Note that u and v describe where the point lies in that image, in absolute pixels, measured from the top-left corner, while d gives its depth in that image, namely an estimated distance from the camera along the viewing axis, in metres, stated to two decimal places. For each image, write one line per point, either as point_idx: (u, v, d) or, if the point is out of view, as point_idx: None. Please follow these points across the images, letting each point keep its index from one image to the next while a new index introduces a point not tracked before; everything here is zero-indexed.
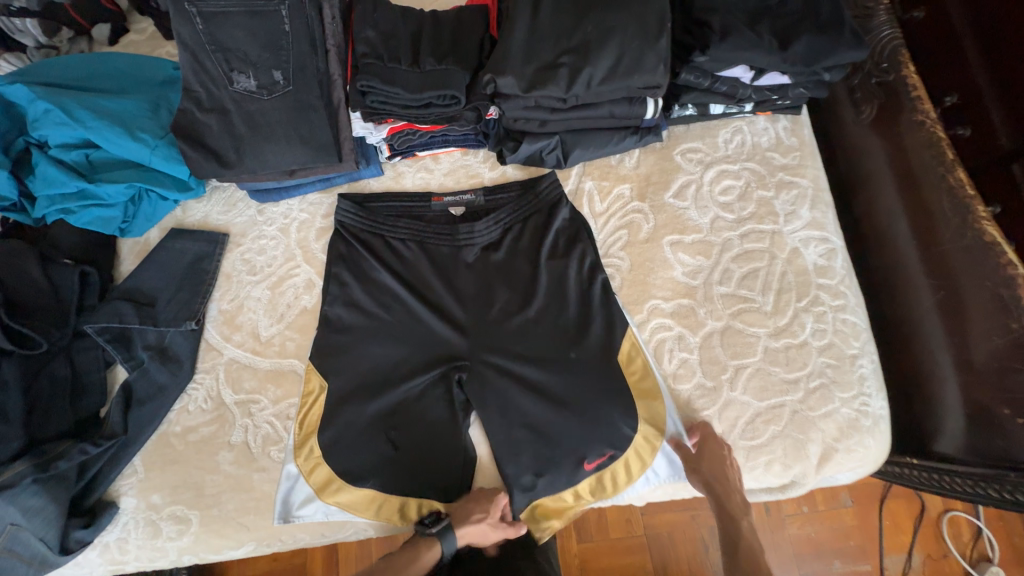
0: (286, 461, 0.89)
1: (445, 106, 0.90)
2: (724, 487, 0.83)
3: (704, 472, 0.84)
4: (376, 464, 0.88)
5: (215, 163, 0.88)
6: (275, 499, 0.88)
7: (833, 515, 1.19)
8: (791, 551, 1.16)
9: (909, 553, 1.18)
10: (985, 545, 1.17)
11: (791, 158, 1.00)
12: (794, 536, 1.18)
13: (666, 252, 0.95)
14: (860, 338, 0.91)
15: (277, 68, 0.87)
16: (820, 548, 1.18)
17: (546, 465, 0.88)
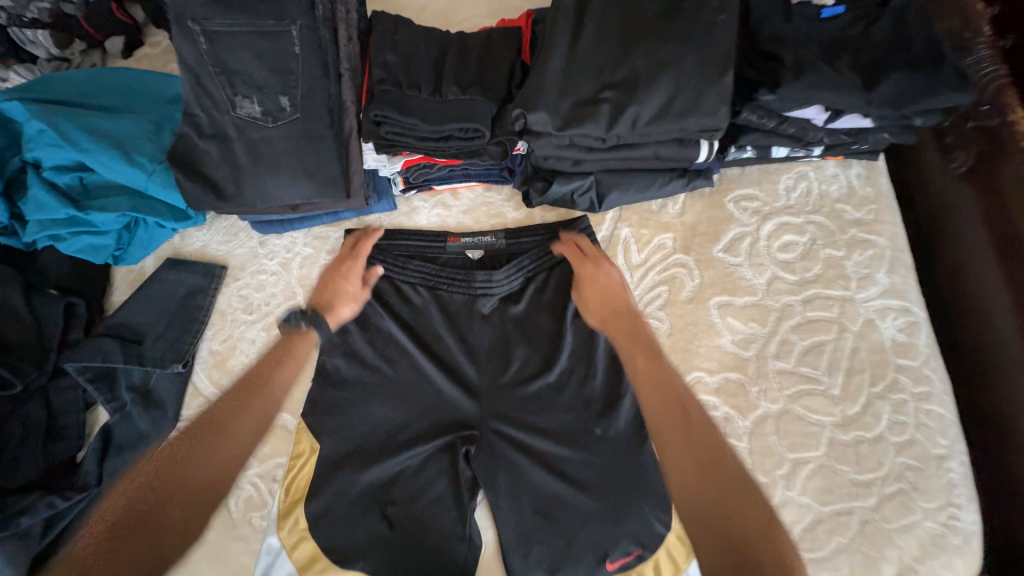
0: (268, 532, 0.78)
1: (466, 139, 0.80)
2: (616, 313, 0.81)
3: (590, 303, 0.82)
4: (368, 544, 0.76)
5: (213, 194, 0.81)
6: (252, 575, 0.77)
7: None
8: None
9: None
10: None
11: (865, 212, 0.85)
12: None
13: (712, 315, 0.82)
14: (948, 435, 0.75)
15: (285, 93, 0.79)
16: None
17: (561, 562, 0.75)
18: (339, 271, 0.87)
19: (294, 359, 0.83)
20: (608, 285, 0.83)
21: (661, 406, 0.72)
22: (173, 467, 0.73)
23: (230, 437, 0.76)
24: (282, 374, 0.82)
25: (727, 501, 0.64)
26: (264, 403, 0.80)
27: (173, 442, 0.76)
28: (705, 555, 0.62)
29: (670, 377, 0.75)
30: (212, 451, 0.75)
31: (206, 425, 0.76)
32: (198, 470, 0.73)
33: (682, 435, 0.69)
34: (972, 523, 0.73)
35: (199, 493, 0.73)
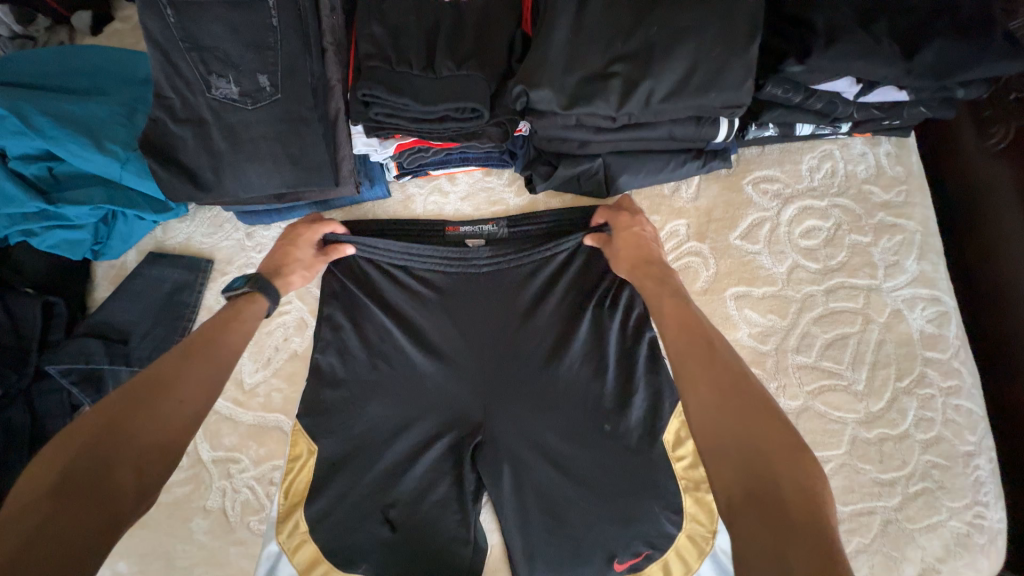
0: (267, 537, 0.75)
1: (463, 120, 0.74)
2: (645, 260, 0.73)
3: (619, 252, 0.75)
4: (371, 547, 0.73)
5: (190, 184, 0.75)
6: None
7: None
8: None
9: None
10: None
11: (894, 194, 0.79)
12: None
13: (728, 306, 0.77)
14: (977, 431, 0.71)
15: (263, 71, 0.72)
16: None
17: (565, 561, 0.73)
18: (289, 239, 0.81)
19: (237, 322, 0.69)
20: (639, 239, 0.75)
21: (680, 345, 0.60)
22: (110, 437, 0.52)
23: (187, 396, 0.59)
24: (226, 338, 0.67)
25: (761, 444, 0.49)
26: (220, 364, 0.64)
27: (89, 415, 0.54)
28: (725, 503, 0.48)
29: (694, 317, 0.63)
30: (163, 414, 0.56)
31: (146, 386, 0.57)
32: (140, 439, 0.54)
33: (700, 375, 0.56)
34: (998, 522, 0.70)
35: (141, 469, 0.52)
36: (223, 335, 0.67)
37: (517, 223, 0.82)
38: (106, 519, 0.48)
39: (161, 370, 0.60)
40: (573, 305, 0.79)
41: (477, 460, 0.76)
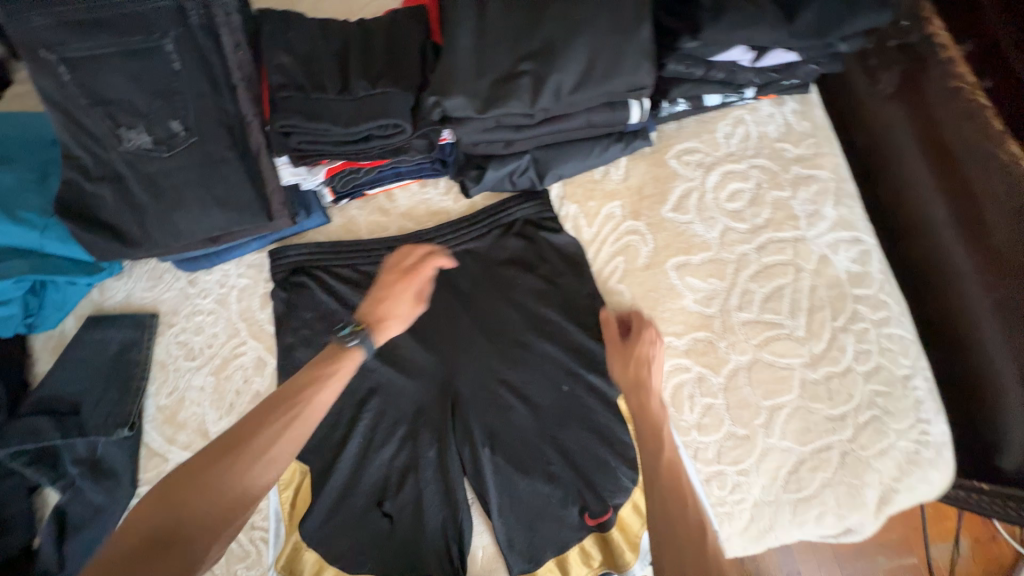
0: (270, 563, 0.76)
1: (388, 136, 0.75)
2: (635, 384, 0.72)
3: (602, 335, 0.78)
4: (371, 547, 0.75)
5: (117, 242, 0.73)
6: None
7: None
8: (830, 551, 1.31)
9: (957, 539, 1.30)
10: None
11: (805, 147, 0.84)
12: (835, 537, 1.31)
13: (672, 277, 0.81)
14: (910, 354, 0.77)
15: (174, 116, 0.70)
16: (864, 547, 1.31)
17: (553, 533, 0.75)
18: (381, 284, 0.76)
19: (331, 379, 0.67)
20: (647, 360, 0.74)
21: (663, 480, 0.64)
22: (201, 492, 0.57)
23: (271, 460, 0.61)
24: (320, 401, 0.65)
25: None
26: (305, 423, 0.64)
27: (187, 465, 0.60)
28: None
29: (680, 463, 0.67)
30: (244, 483, 0.59)
31: (233, 448, 0.60)
32: (209, 507, 0.57)
33: (673, 515, 0.61)
34: (941, 434, 0.76)
35: (200, 547, 0.55)
36: (316, 394, 0.65)
37: (460, 231, 0.84)
38: None
39: (249, 425, 0.62)
40: (525, 302, 0.82)
41: (456, 463, 0.77)
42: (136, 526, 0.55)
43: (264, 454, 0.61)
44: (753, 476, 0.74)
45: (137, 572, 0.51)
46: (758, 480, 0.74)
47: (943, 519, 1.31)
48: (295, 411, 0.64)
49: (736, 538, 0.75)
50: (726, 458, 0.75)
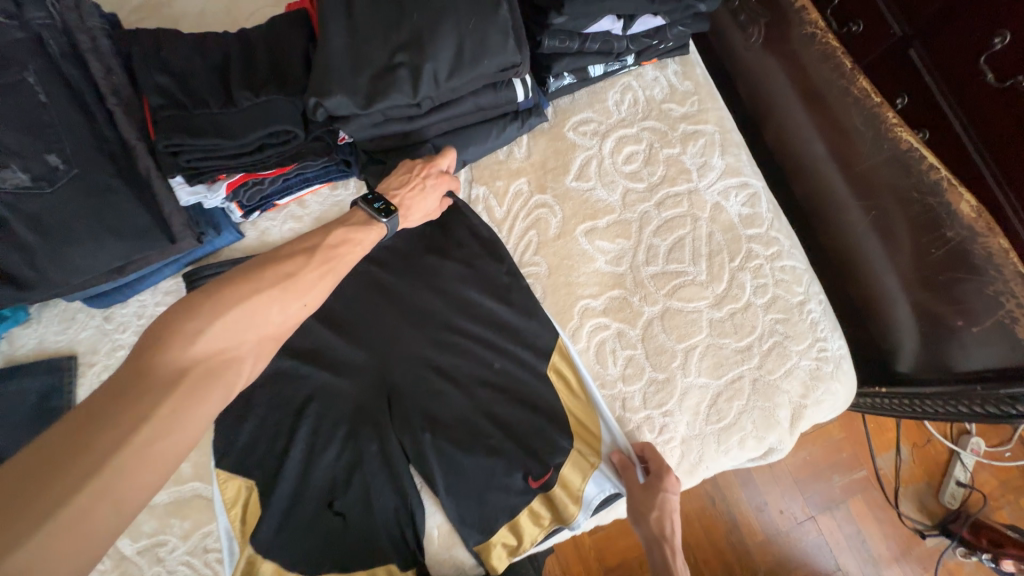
0: None
1: (282, 143, 0.76)
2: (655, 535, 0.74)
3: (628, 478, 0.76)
4: (329, 544, 0.77)
5: (8, 287, 0.70)
6: None
7: (824, 434, 1.50)
8: (790, 478, 1.46)
9: (897, 447, 1.50)
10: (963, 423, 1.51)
11: (689, 105, 0.90)
12: (791, 464, 1.47)
13: (582, 243, 0.85)
14: (803, 282, 0.84)
15: (49, 149, 0.68)
16: (818, 467, 1.48)
17: (504, 501, 0.78)
18: (417, 170, 0.77)
19: (358, 245, 0.71)
20: (666, 506, 0.74)
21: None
22: (243, 315, 0.57)
23: (308, 299, 0.64)
24: (351, 259, 0.69)
25: None
26: (337, 268, 0.67)
27: (231, 288, 0.58)
28: None
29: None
30: (283, 312, 0.61)
31: (279, 284, 0.61)
32: (258, 336, 0.59)
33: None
34: (837, 348, 0.84)
35: (248, 370, 0.58)
36: (351, 252, 0.70)
37: None
38: (209, 408, 0.53)
39: (279, 262, 0.63)
40: (447, 289, 0.84)
41: (401, 451, 0.79)
42: (179, 347, 0.53)
43: (307, 296, 0.63)
44: (678, 414, 0.80)
45: (187, 388, 0.51)
46: (682, 418, 0.80)
47: (886, 433, 1.51)
48: (330, 257, 0.67)
49: None
50: (652, 404, 0.80)
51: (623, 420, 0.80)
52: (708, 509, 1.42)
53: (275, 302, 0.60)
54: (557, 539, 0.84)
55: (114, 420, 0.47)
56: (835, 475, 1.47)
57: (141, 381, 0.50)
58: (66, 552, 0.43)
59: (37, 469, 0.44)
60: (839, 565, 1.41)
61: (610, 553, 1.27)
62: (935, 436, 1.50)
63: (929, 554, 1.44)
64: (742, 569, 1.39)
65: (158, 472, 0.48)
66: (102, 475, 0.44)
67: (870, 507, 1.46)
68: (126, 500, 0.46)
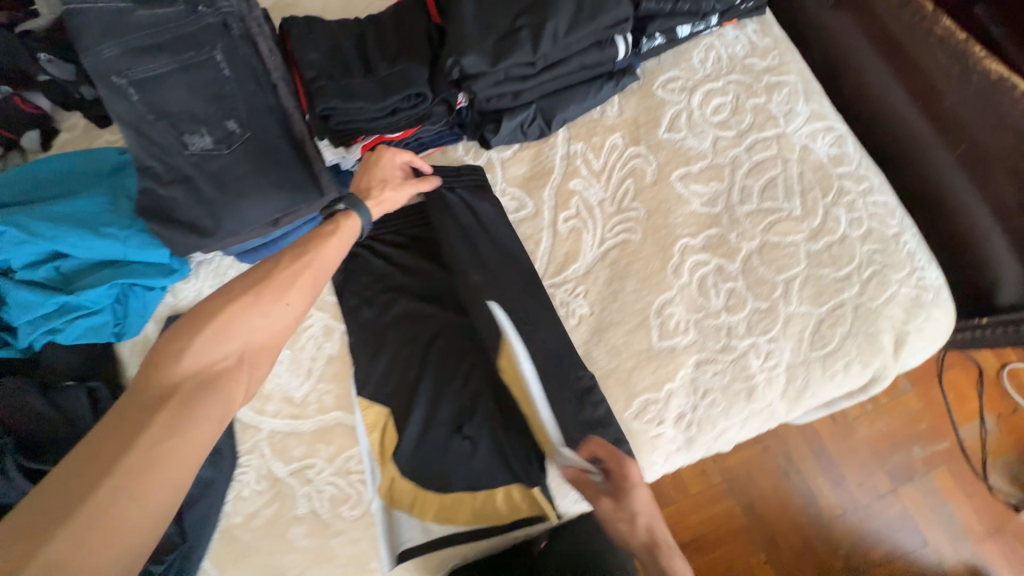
0: (370, 500, 0.84)
1: (412, 106, 0.86)
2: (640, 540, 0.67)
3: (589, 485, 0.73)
4: (459, 464, 0.84)
5: (193, 235, 0.82)
6: (376, 542, 0.83)
7: (899, 406, 1.46)
8: (867, 450, 1.44)
9: (981, 418, 1.45)
10: None
11: (771, 59, 0.96)
12: (866, 436, 1.45)
13: (678, 188, 0.91)
14: (896, 216, 0.88)
15: (229, 117, 0.82)
16: (895, 439, 1.45)
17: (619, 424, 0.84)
18: (365, 164, 0.84)
19: (336, 236, 0.74)
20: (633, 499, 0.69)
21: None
22: (227, 327, 0.63)
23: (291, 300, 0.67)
24: (330, 255, 0.72)
25: None
26: (315, 269, 0.70)
27: (214, 305, 0.64)
28: None
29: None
30: (266, 320, 0.65)
31: (256, 289, 0.66)
32: (244, 343, 0.64)
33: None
34: (936, 279, 0.86)
35: (242, 376, 0.63)
36: (330, 244, 0.73)
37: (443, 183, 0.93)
38: (212, 411, 0.59)
39: (261, 272, 0.68)
40: (473, 262, 0.88)
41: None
42: (169, 365, 0.59)
43: (287, 295, 0.67)
44: (783, 341, 0.84)
45: (183, 397, 0.58)
46: (787, 344, 0.84)
47: (967, 403, 1.46)
48: (304, 255, 0.70)
49: (777, 402, 0.84)
50: (756, 330, 0.85)
51: (729, 347, 0.85)
52: (781, 481, 1.42)
53: (250, 308, 0.64)
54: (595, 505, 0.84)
55: (124, 429, 0.54)
56: (915, 445, 1.44)
57: (142, 396, 0.57)
58: (104, 542, 0.49)
59: (67, 477, 0.51)
60: (927, 540, 1.38)
61: (679, 521, 1.41)
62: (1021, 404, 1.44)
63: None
64: (823, 542, 1.38)
65: (176, 471, 0.54)
66: (115, 478, 0.51)
67: (955, 478, 1.42)
68: (146, 492, 0.52)
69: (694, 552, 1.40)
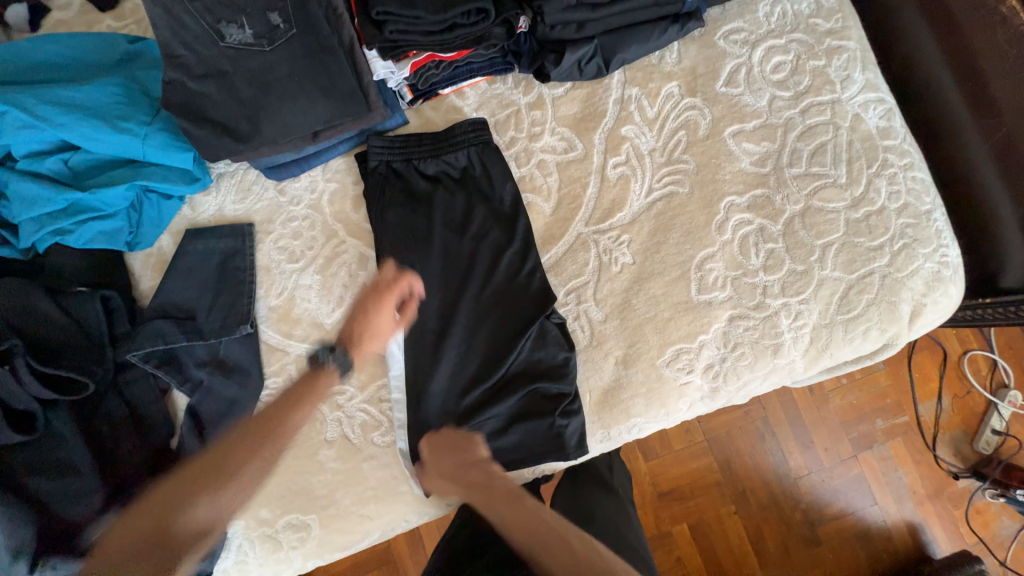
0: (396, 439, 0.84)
1: (471, 24, 0.80)
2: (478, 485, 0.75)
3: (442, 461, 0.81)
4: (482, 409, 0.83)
5: (227, 138, 0.76)
6: (407, 473, 0.85)
7: (870, 380, 1.57)
8: (837, 419, 1.54)
9: (938, 397, 1.56)
10: (1002, 375, 1.55)
11: (834, 22, 0.94)
12: (838, 405, 1.55)
13: (730, 144, 0.91)
14: (930, 193, 0.91)
15: (272, 9, 0.76)
16: (862, 411, 1.56)
17: (648, 371, 0.87)
18: (361, 325, 0.82)
19: (318, 389, 0.81)
20: (451, 448, 0.78)
21: (553, 555, 0.67)
22: (228, 453, 0.74)
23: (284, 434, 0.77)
24: (317, 389, 0.80)
25: None
26: (303, 400, 0.79)
27: (229, 440, 0.76)
28: None
29: (546, 519, 0.71)
30: (263, 447, 0.76)
31: (258, 428, 0.77)
32: (237, 468, 0.74)
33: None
34: (956, 257, 0.91)
35: (227, 492, 0.72)
36: (317, 382, 0.81)
37: (436, 149, 0.90)
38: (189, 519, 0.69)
39: (266, 413, 0.79)
40: (443, 226, 0.89)
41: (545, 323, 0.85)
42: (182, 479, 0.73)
43: (283, 429, 0.78)
44: (812, 303, 0.88)
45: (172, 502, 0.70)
46: (816, 306, 0.88)
47: (929, 382, 1.57)
48: (294, 398, 0.79)
49: (798, 360, 0.88)
50: (790, 291, 0.88)
51: (763, 306, 0.88)
52: (758, 444, 1.52)
53: (245, 439, 0.76)
54: (550, 470, 0.89)
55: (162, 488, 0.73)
56: (878, 418, 1.55)
57: (174, 480, 0.74)
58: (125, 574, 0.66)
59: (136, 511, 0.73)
60: (877, 500, 1.52)
61: (664, 478, 1.51)
62: (976, 388, 1.56)
63: (961, 494, 1.53)
64: (787, 499, 1.51)
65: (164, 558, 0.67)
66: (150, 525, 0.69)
67: (910, 450, 1.54)
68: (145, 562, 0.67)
69: (671, 501, 1.50)
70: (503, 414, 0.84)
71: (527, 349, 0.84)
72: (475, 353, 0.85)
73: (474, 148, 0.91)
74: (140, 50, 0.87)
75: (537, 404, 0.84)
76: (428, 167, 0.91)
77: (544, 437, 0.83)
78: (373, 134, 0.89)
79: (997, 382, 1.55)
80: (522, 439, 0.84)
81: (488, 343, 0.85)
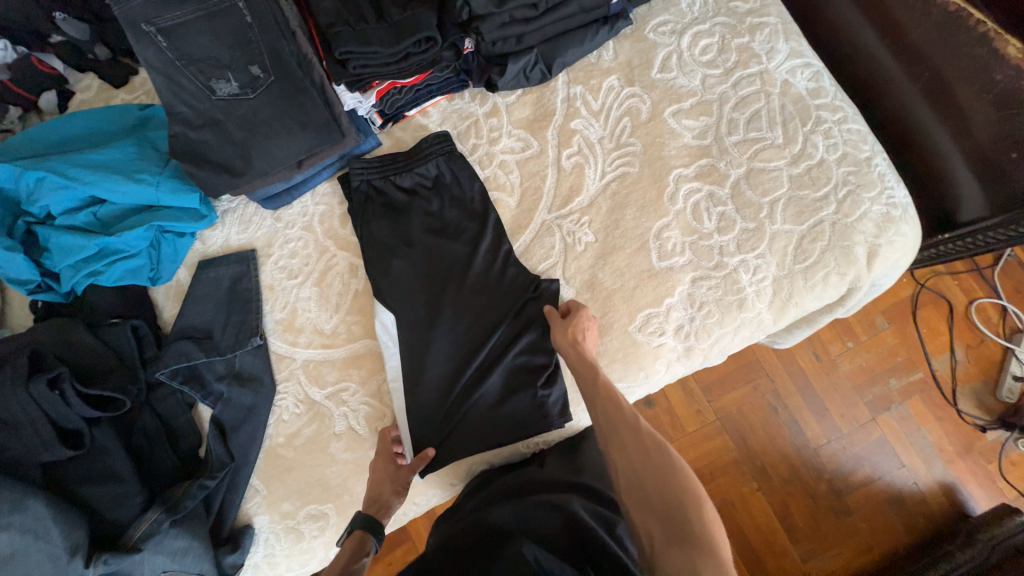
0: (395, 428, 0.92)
1: (423, 52, 0.91)
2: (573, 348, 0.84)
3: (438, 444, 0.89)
4: (472, 389, 0.90)
5: (226, 175, 0.89)
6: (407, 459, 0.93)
7: (876, 341, 1.55)
8: (849, 382, 1.53)
9: (951, 350, 1.54)
10: (1014, 319, 1.52)
11: (753, 2, 1.04)
12: (848, 369, 1.54)
13: (671, 123, 0.99)
14: (868, 141, 0.97)
15: (253, 63, 0.89)
16: (873, 373, 1.53)
17: (623, 338, 0.93)
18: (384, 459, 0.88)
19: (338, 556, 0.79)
20: (582, 331, 0.85)
21: (612, 419, 0.72)
22: None
23: None
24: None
25: (673, 499, 0.62)
26: None
27: None
28: (635, 480, 0.66)
29: (614, 390, 0.75)
30: None
31: None
32: None
33: (641, 478, 0.65)
34: (904, 198, 0.95)
35: None
36: None
37: (409, 163, 1.01)
38: None
39: None
40: (421, 230, 0.99)
41: (520, 303, 0.93)
42: None
43: None
44: (768, 256, 0.93)
45: None
46: (772, 258, 0.93)
47: (939, 336, 1.55)
48: None
49: (765, 312, 0.93)
50: (745, 248, 0.94)
51: (721, 265, 0.94)
52: (769, 417, 1.52)
53: None
54: (545, 443, 0.95)
55: None
56: (891, 378, 1.53)
57: None
58: None
59: None
60: (904, 463, 1.47)
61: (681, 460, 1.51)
62: (989, 336, 1.53)
63: (992, 447, 1.47)
64: (809, 471, 1.48)
65: None
66: None
67: (930, 406, 1.51)
68: None
69: None
70: (493, 390, 0.91)
71: (505, 329, 0.92)
72: (461, 340, 0.92)
73: (443, 159, 1.01)
74: (149, 115, 1.02)
75: (522, 377, 0.91)
76: (403, 179, 1.01)
77: (531, 410, 0.90)
78: (352, 157, 1.01)
79: (1010, 327, 1.52)
80: (511, 414, 0.90)
81: (471, 329, 0.93)
